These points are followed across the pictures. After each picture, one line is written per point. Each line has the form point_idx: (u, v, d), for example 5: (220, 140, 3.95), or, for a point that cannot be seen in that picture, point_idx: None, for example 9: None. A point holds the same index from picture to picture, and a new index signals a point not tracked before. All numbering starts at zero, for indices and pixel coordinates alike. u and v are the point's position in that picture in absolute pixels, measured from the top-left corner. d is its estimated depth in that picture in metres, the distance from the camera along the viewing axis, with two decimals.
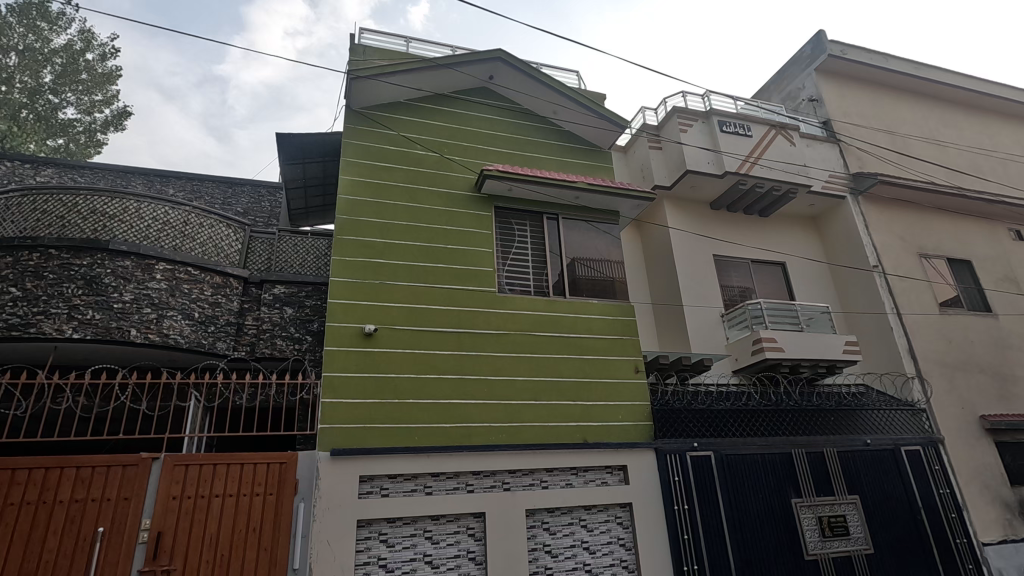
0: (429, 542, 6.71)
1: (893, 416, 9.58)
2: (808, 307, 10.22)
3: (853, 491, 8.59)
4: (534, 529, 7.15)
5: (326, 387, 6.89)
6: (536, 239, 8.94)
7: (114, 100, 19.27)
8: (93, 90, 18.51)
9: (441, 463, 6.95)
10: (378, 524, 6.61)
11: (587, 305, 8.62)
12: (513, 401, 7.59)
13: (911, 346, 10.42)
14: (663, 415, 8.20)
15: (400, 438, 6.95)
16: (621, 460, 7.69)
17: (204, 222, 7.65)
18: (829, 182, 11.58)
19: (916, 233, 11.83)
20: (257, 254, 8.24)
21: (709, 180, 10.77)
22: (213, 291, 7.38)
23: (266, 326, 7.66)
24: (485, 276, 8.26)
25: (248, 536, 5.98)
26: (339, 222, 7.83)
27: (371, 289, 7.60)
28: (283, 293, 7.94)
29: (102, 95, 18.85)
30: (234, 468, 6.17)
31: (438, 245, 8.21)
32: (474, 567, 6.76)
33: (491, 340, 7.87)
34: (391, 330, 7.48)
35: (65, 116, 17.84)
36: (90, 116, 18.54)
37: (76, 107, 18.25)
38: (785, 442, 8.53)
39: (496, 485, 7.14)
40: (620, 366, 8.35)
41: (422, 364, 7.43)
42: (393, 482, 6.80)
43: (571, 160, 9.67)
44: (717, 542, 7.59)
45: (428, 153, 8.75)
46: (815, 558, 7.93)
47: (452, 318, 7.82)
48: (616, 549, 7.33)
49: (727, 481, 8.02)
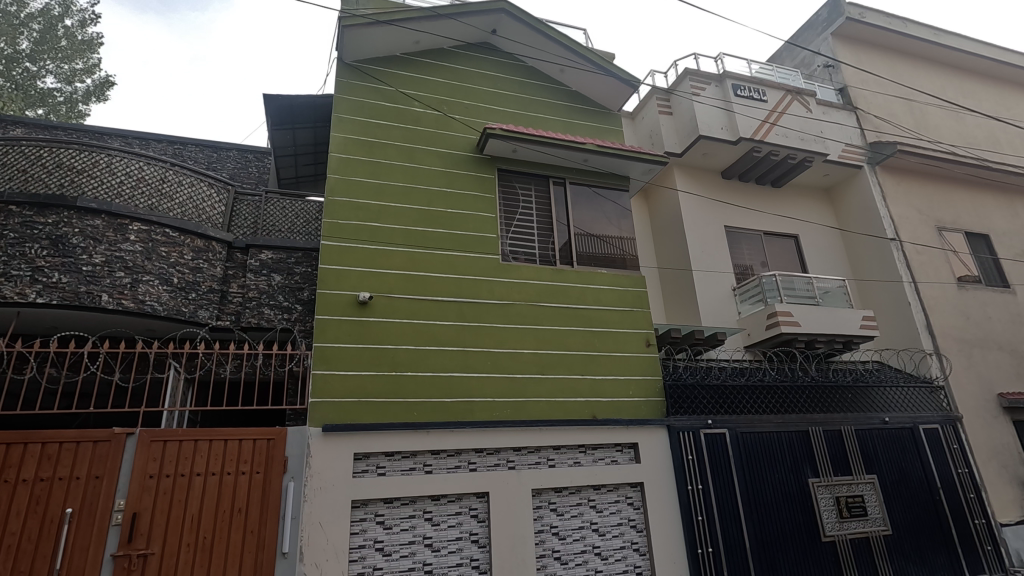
0: (430, 524, 6.27)
1: (912, 393, 9.18)
2: (825, 280, 9.76)
3: (871, 470, 8.23)
4: (541, 510, 6.73)
5: (318, 359, 6.38)
6: (542, 204, 8.39)
7: (96, 69, 18.29)
8: (73, 58, 17.55)
9: (442, 439, 6.48)
10: (375, 505, 6.15)
11: (596, 275, 8.11)
12: (517, 375, 7.12)
13: (929, 321, 9.99)
14: (676, 391, 7.75)
15: (398, 413, 6.47)
16: (632, 437, 7.26)
17: (183, 181, 7.02)
18: (846, 151, 11.04)
19: (934, 205, 11.36)
20: (242, 217, 7.61)
21: (722, 147, 10.21)
22: (194, 255, 6.79)
23: (253, 295, 7.09)
24: (488, 242, 7.72)
25: (234, 517, 5.51)
26: (330, 183, 7.25)
27: (366, 256, 7.04)
28: (270, 259, 7.35)
29: (83, 64, 17.88)
30: (217, 445, 5.67)
31: (437, 209, 7.64)
32: (478, 550, 6.35)
33: (495, 311, 7.37)
34: (387, 298, 6.94)
35: (44, 85, 16.91)
36: (71, 85, 17.57)
37: (56, 76, 17.26)
38: (803, 419, 8.13)
39: (500, 464, 6.69)
40: (630, 340, 7.87)
41: (420, 335, 6.92)
42: (391, 461, 6.33)
43: (579, 122, 9.07)
44: (732, 524, 7.21)
45: (426, 111, 8.13)
46: (832, 540, 7.59)
47: (453, 286, 7.29)
48: (626, 531, 6.95)
49: (742, 460, 7.61)
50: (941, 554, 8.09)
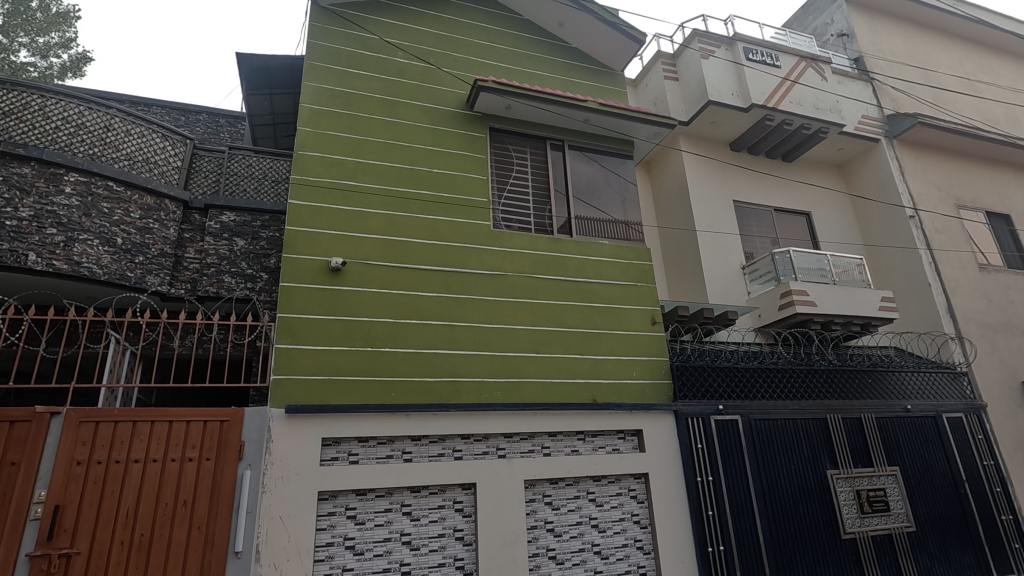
0: (408, 520, 5.52)
1: (934, 379, 8.52)
2: (841, 259, 9.05)
3: (893, 462, 7.57)
4: (534, 504, 6.00)
5: (282, 331, 5.61)
6: (538, 168, 7.64)
7: (73, 43, 17.16)
8: (47, 31, 16.49)
9: (423, 424, 5.74)
10: (345, 497, 5.40)
11: (597, 246, 7.35)
12: (510, 353, 6.38)
13: (951, 304, 9.32)
14: (685, 373, 7.03)
15: (373, 394, 5.71)
16: (636, 424, 6.56)
17: (132, 130, 6.14)
18: (862, 123, 10.34)
19: (953, 182, 10.68)
20: (202, 174, 6.75)
21: (732, 114, 9.46)
22: (142, 213, 5.96)
23: (212, 261, 6.29)
24: (478, 208, 6.95)
25: (178, 511, 4.73)
26: (300, 136, 6.44)
27: (339, 217, 6.26)
28: (232, 222, 6.54)
29: (59, 37, 16.79)
30: (160, 427, 4.89)
31: (422, 169, 6.85)
32: (463, 548, 5.61)
33: (485, 283, 6.60)
34: (362, 265, 6.16)
35: (18, 60, 15.80)
36: (46, 61, 16.47)
37: (30, 50, 16.15)
38: (819, 405, 7.48)
39: (489, 452, 5.96)
40: (634, 318, 7.14)
41: (401, 308, 6.14)
42: (365, 448, 5.58)
43: (579, 81, 8.28)
44: (745, 519, 6.51)
45: (411, 62, 7.32)
46: (853, 538, 6.93)
47: (438, 255, 6.52)
48: (629, 527, 6.25)
49: (756, 449, 6.92)
50: (967, 552, 7.47)
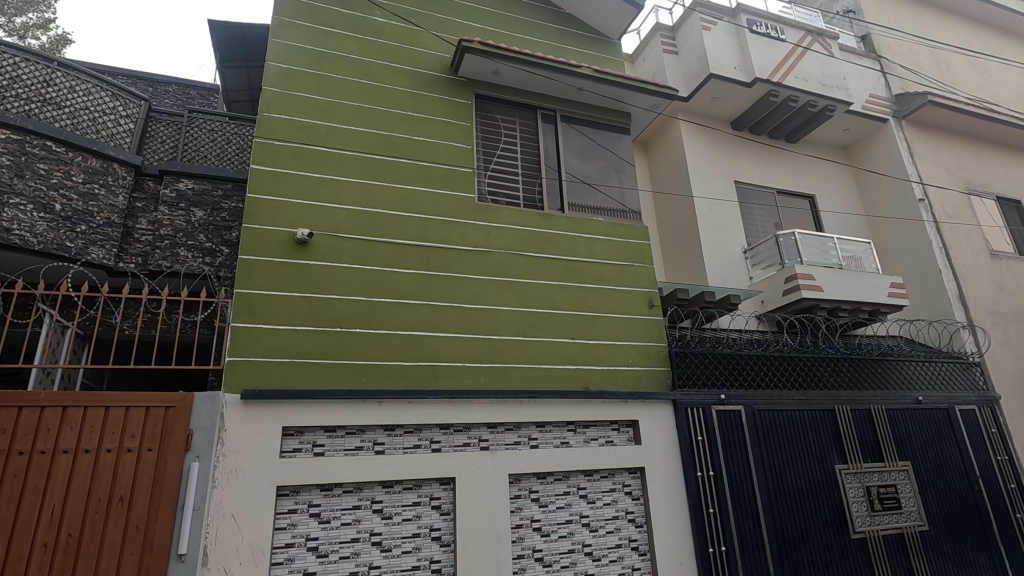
0: (379, 518, 4.98)
1: (945, 369, 8.06)
2: (849, 243, 8.54)
3: (905, 456, 7.09)
4: (520, 500, 5.48)
5: (240, 308, 5.04)
6: (528, 140, 7.09)
7: (51, 24, 16.35)
8: (23, 10, 15.67)
9: (397, 412, 5.20)
10: (309, 492, 4.85)
11: (591, 223, 6.81)
12: (495, 337, 5.84)
13: (963, 291, 8.85)
14: (684, 360, 6.51)
15: (342, 379, 5.16)
16: (631, 414, 6.05)
17: (75, 86, 5.52)
18: (870, 102, 9.84)
19: (963, 165, 10.21)
20: (158, 139, 6.14)
21: (734, 89, 8.94)
22: (86, 176, 5.35)
23: (166, 233, 5.71)
24: (462, 178, 6.39)
25: (112, 509, 4.17)
26: (265, 96, 5.86)
27: (308, 185, 5.69)
28: (190, 190, 5.95)
29: (35, 16, 15.96)
30: (95, 414, 4.32)
31: (400, 136, 6.29)
32: (439, 549, 5.07)
33: (467, 260, 6.04)
34: (332, 238, 5.59)
35: None
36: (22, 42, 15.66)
37: (4, 30, 15.33)
38: (827, 396, 6.99)
39: (470, 443, 5.44)
40: (630, 301, 6.61)
41: (374, 286, 5.58)
42: (331, 438, 5.03)
43: (573, 48, 7.73)
44: (748, 518, 6.01)
45: (390, 22, 6.74)
46: (863, 537, 6.45)
47: (417, 228, 5.96)
48: (623, 526, 5.74)
49: (760, 442, 6.42)
50: (982, 552, 7.01)
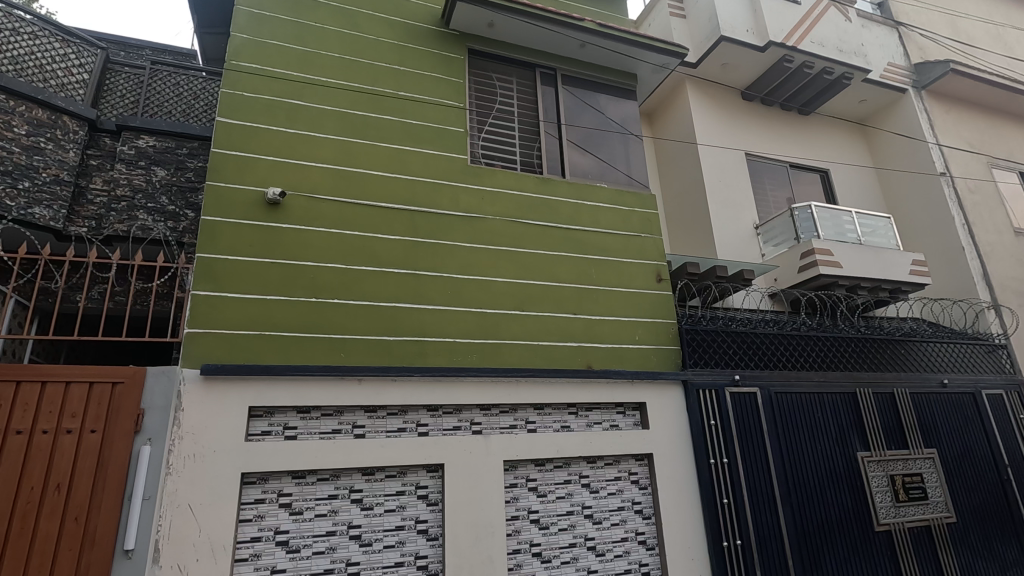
0: (358, 509, 4.45)
1: (971, 351, 7.55)
2: (868, 218, 8.01)
3: (930, 443, 6.60)
4: (516, 490, 4.96)
5: (203, 275, 4.49)
6: (525, 100, 6.52)
7: None
8: None
9: (379, 391, 4.66)
10: (278, 481, 4.32)
11: (594, 190, 6.26)
12: (489, 311, 5.30)
13: (987, 270, 8.34)
14: (695, 339, 5.99)
15: (317, 354, 4.61)
16: (638, 395, 5.53)
17: (18, 28, 4.89)
18: (888, 71, 9.28)
19: (985, 139, 9.67)
20: (116, 92, 5.55)
21: (746, 54, 8.36)
22: (30, 128, 4.74)
23: (123, 194, 5.14)
24: (454, 139, 5.83)
25: (47, 499, 3.63)
26: (233, 43, 5.27)
27: (281, 141, 5.12)
28: (150, 148, 5.38)
29: None
30: (28, 390, 3.76)
31: (384, 90, 5.71)
32: (426, 544, 4.55)
33: (459, 227, 5.49)
34: (308, 200, 5.03)
35: None
36: None
37: None
38: (848, 378, 6.48)
39: (461, 427, 4.91)
40: (636, 275, 6.07)
41: (355, 253, 5.03)
42: (305, 420, 4.50)
43: (575, 3, 7.13)
44: (766, 509, 5.51)
45: None
46: (887, 530, 5.96)
47: (403, 191, 5.41)
48: (629, 518, 5.23)
49: (777, 427, 5.91)
50: (1011, 545, 6.54)
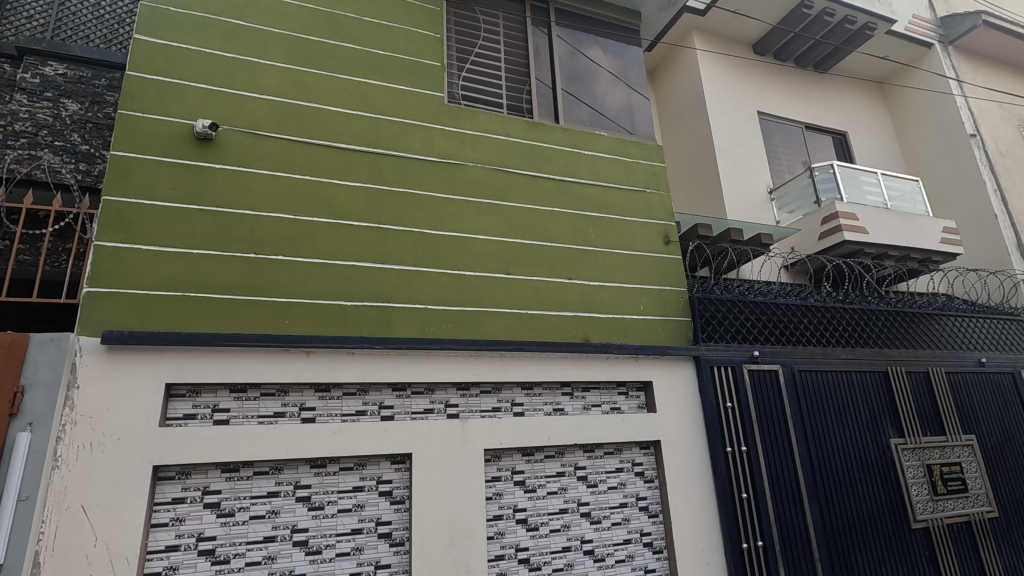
0: (305, 509, 3.64)
1: (1008, 327, 6.80)
2: (895, 181, 7.21)
3: (968, 429, 5.86)
4: (499, 484, 4.16)
5: (111, 223, 3.63)
6: (512, 36, 5.65)
7: None
8: None
9: (331, 366, 3.83)
10: (204, 475, 3.49)
11: (593, 138, 5.41)
12: (468, 273, 4.47)
13: (1021, 240, 7.60)
14: (709, 309, 5.19)
15: (255, 321, 3.77)
16: (642, 374, 4.74)
17: None
18: (914, 23, 8.44)
19: (1015, 100, 8.88)
20: (21, 13, 4.65)
21: None
22: None
23: (23, 129, 4.28)
24: (429, 74, 4.95)
25: None
26: None
27: (216, 66, 4.24)
28: (60, 77, 4.51)
29: None
30: None
31: (345, 14, 4.81)
32: (389, 550, 3.74)
33: (433, 175, 4.64)
34: (248, 137, 4.16)
35: None
36: None
37: None
38: (878, 355, 5.73)
39: (434, 410, 4.10)
40: (641, 236, 5.25)
41: (305, 201, 4.17)
42: (239, 402, 3.66)
43: None
44: (791, 506, 4.75)
45: None
46: (924, 527, 5.23)
47: (366, 131, 4.54)
48: (632, 517, 4.45)
49: (801, 411, 5.15)
50: None
